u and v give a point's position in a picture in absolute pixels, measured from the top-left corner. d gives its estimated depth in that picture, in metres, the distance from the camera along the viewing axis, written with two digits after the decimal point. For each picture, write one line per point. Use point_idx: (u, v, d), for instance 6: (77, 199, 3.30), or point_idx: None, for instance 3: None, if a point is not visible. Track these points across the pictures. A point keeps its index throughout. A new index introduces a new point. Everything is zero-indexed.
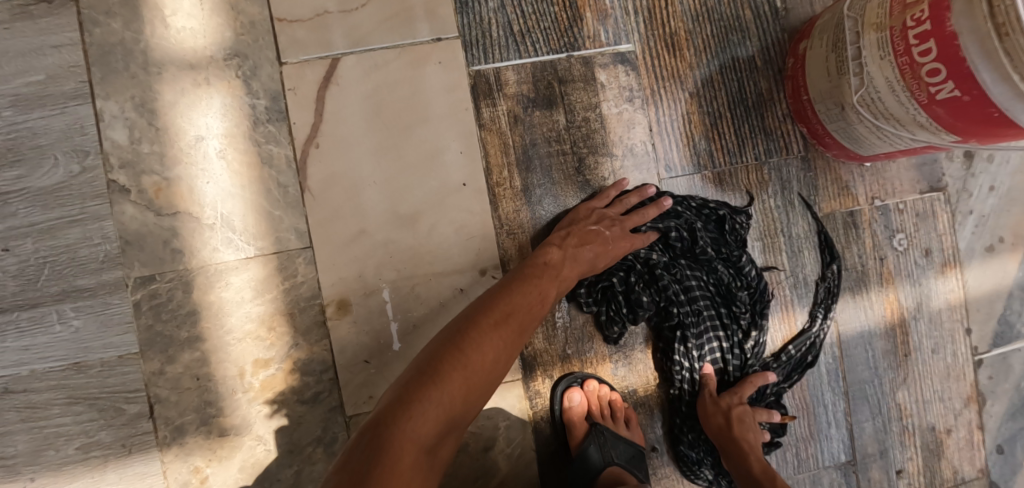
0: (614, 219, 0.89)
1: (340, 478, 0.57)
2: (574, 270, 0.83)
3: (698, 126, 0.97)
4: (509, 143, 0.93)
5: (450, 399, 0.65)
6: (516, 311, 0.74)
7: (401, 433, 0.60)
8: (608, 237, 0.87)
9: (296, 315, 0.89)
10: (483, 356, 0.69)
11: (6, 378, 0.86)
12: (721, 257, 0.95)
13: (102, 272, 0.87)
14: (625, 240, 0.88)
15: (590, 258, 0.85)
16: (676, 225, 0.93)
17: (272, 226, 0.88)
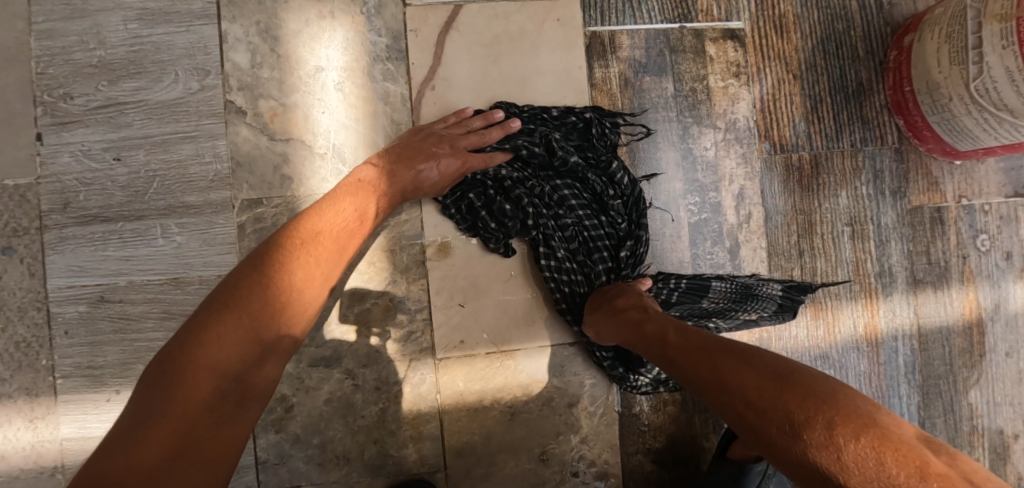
0: (452, 143, 0.85)
1: (147, 404, 0.57)
2: (402, 184, 0.82)
3: (799, 107, 0.99)
4: (618, 105, 0.94)
5: (251, 319, 0.64)
6: (326, 232, 0.74)
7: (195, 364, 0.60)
8: (440, 153, 0.83)
9: (397, 252, 0.89)
10: (292, 280, 0.69)
11: (104, 287, 0.87)
12: (590, 164, 0.91)
13: (210, 191, 0.87)
14: (457, 157, 0.85)
15: (416, 174, 0.82)
16: (526, 142, 0.89)
17: None
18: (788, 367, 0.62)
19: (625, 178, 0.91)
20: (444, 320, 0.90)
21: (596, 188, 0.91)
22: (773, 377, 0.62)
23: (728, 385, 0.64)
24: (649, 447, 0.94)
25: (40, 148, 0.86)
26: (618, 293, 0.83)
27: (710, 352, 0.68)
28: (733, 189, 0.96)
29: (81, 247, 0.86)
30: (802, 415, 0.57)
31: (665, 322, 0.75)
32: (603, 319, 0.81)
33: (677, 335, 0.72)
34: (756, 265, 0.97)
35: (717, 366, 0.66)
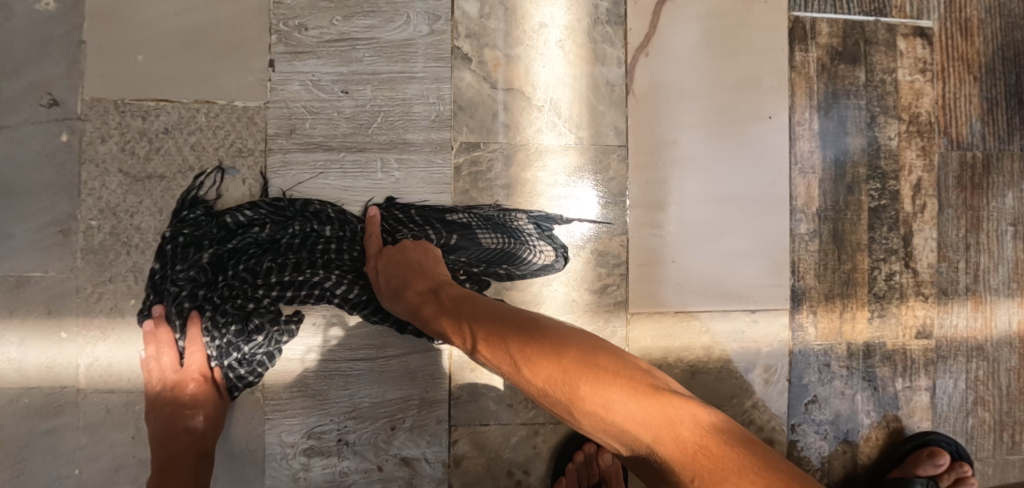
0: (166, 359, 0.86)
1: None
2: (187, 447, 0.84)
3: (976, 109, 1.03)
4: (814, 88, 0.98)
5: None
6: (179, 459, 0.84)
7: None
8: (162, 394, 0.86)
9: (602, 208, 0.92)
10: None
11: (321, 214, 0.89)
12: (196, 241, 0.87)
13: (431, 131, 0.90)
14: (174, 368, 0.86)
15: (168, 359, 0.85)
16: (177, 280, 0.87)
17: (594, 119, 0.92)
18: (560, 331, 0.70)
19: (241, 217, 0.88)
20: (639, 277, 0.93)
21: (241, 233, 0.88)
22: (555, 351, 0.68)
23: (521, 365, 0.69)
24: (815, 418, 0.97)
25: (272, 74, 0.89)
26: (395, 289, 0.82)
27: (500, 341, 0.71)
28: (911, 179, 1.01)
29: (303, 173, 0.89)
30: (574, 381, 0.66)
31: (456, 306, 0.77)
32: (399, 309, 0.82)
33: (468, 319, 0.75)
34: (925, 254, 1.01)
35: (507, 351, 0.70)
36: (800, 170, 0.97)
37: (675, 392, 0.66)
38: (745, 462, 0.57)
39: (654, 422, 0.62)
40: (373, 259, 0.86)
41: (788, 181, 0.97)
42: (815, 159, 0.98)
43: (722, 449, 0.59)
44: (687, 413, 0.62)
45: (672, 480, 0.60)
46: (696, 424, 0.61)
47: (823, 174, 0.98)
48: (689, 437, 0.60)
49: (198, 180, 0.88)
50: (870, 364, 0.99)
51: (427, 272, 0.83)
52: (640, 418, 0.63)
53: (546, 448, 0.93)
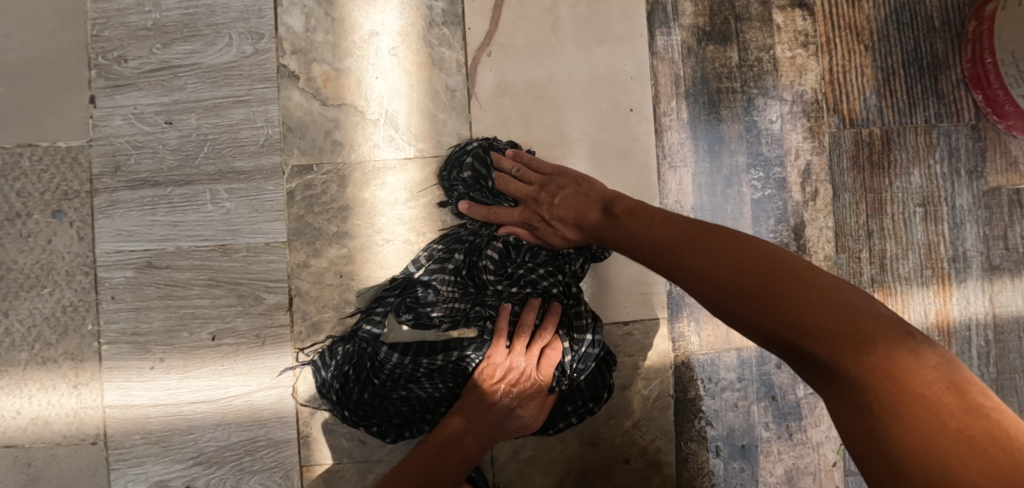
0: (490, 367, 0.82)
1: None
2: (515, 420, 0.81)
3: (871, 80, 0.94)
4: (680, 74, 0.90)
5: None
6: None
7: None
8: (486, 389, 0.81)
9: (448, 223, 0.86)
10: None
11: (151, 252, 0.85)
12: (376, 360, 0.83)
13: (261, 157, 0.85)
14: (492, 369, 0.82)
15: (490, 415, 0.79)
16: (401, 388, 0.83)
17: (434, 128, 0.86)
18: (748, 248, 0.64)
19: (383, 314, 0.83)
20: None
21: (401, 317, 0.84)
22: (735, 264, 0.63)
23: (694, 278, 0.66)
24: (704, 434, 0.89)
25: (93, 111, 0.86)
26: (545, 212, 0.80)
27: (685, 260, 0.67)
28: (799, 164, 0.91)
29: (130, 211, 0.85)
30: (756, 291, 0.60)
31: (631, 223, 0.73)
32: (576, 235, 0.79)
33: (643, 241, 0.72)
34: (822, 245, 0.92)
35: (691, 269, 0.66)
36: (669, 165, 0.89)
37: (889, 320, 0.54)
38: (951, 405, 0.47)
39: (838, 338, 0.53)
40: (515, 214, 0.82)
41: (656, 177, 0.88)
42: (684, 152, 0.89)
43: (928, 389, 0.49)
44: (886, 344, 0.51)
45: (850, 404, 0.52)
46: (894, 352, 0.51)
47: (697, 167, 0.89)
48: (879, 365, 0.51)
49: (321, 364, 0.84)
50: (764, 372, 0.90)
51: (590, 192, 0.79)
52: (816, 338, 0.54)
53: None
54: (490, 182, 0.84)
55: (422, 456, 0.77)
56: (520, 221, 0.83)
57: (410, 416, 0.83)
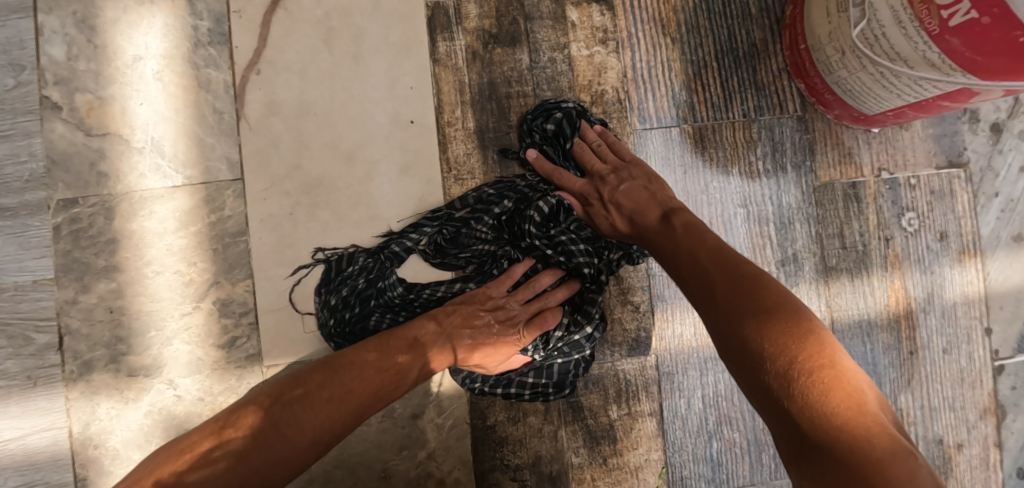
0: (488, 298, 0.79)
1: None
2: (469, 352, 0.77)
3: (679, 75, 0.87)
4: (464, 81, 0.84)
5: None
6: None
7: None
8: (481, 312, 0.78)
9: (220, 251, 0.82)
10: None
11: None
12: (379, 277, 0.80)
13: (25, 193, 0.82)
14: (490, 299, 0.79)
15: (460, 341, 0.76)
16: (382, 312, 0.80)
17: (202, 153, 0.83)
18: (769, 291, 0.60)
19: (413, 241, 0.81)
20: (272, 324, 0.82)
21: (472, 225, 0.81)
22: (750, 303, 0.60)
23: (716, 308, 0.63)
24: (508, 463, 0.84)
25: None
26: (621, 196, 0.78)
27: (688, 254, 0.69)
28: None
29: None
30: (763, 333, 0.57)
31: (667, 230, 0.73)
32: (627, 228, 0.77)
33: (663, 236, 0.72)
34: None
35: (691, 261, 0.68)
36: (454, 177, 0.83)
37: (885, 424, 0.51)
38: None
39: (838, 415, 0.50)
40: (616, 196, 0.78)
41: (441, 190, 0.83)
42: (472, 163, 0.84)
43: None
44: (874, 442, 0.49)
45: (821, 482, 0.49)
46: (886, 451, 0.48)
47: (485, 179, 0.84)
48: (867, 456, 0.48)
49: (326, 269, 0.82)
50: (571, 394, 0.85)
51: (656, 191, 0.77)
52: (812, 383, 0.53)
53: None
54: (567, 144, 0.82)
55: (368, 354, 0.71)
56: (585, 193, 0.80)
57: None
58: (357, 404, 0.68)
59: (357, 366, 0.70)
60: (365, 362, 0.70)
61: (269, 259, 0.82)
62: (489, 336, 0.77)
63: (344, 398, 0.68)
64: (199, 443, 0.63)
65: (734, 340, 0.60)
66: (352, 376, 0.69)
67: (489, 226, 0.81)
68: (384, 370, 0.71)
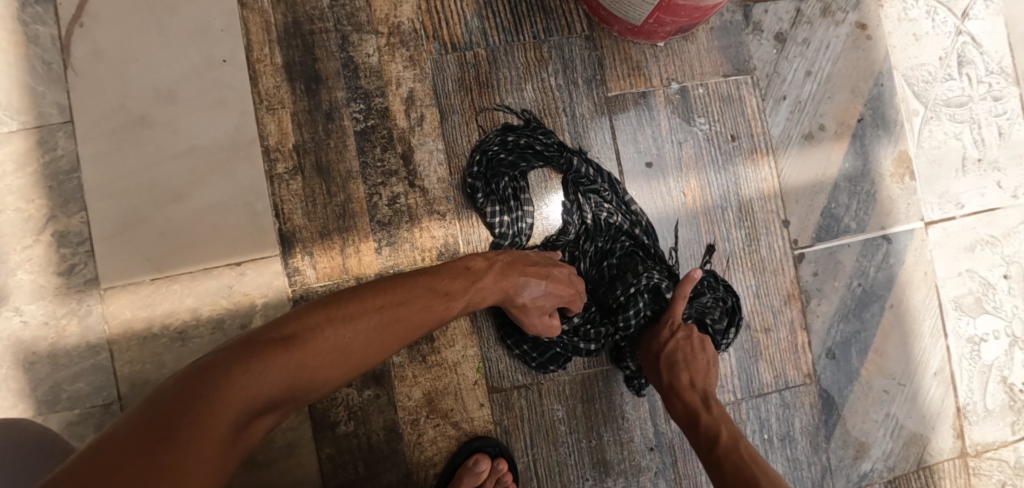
0: (541, 258, 0.89)
1: None
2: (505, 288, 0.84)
3: (470, 4, 0.96)
4: (271, 21, 0.93)
5: None
6: None
7: (232, 390, 0.60)
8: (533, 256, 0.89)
9: (55, 188, 0.90)
10: None
11: None
12: (541, 156, 0.93)
13: None
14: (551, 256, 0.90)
15: (511, 284, 0.84)
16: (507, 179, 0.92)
17: (33, 101, 0.91)
18: (753, 458, 0.78)
19: (589, 171, 0.94)
20: (105, 250, 0.90)
21: (644, 243, 0.95)
22: (743, 462, 0.78)
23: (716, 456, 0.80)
24: None
25: None
26: (689, 359, 0.88)
27: (717, 406, 0.86)
28: (401, 92, 0.94)
29: None
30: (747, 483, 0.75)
31: (691, 396, 0.86)
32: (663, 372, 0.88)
33: (680, 379, 0.87)
34: (433, 169, 0.93)
35: (726, 415, 0.85)
36: (267, 108, 0.92)
37: None
38: None
39: None
40: (704, 352, 0.90)
41: (255, 121, 0.92)
42: (282, 94, 0.92)
43: None
44: None
45: None
46: None
47: (295, 107, 0.92)
48: None
49: (508, 126, 0.94)
50: None
51: (707, 369, 0.89)
52: None
53: None
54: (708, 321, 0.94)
55: (415, 281, 0.79)
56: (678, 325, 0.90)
57: (484, 183, 0.92)
58: (404, 316, 0.75)
59: (400, 285, 0.78)
60: (415, 283, 0.79)
61: (98, 192, 0.91)
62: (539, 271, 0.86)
63: (387, 310, 0.74)
64: (297, 326, 0.68)
65: (755, 479, 0.75)
66: (389, 286, 0.77)
67: (624, 209, 0.95)
68: (429, 293, 0.79)
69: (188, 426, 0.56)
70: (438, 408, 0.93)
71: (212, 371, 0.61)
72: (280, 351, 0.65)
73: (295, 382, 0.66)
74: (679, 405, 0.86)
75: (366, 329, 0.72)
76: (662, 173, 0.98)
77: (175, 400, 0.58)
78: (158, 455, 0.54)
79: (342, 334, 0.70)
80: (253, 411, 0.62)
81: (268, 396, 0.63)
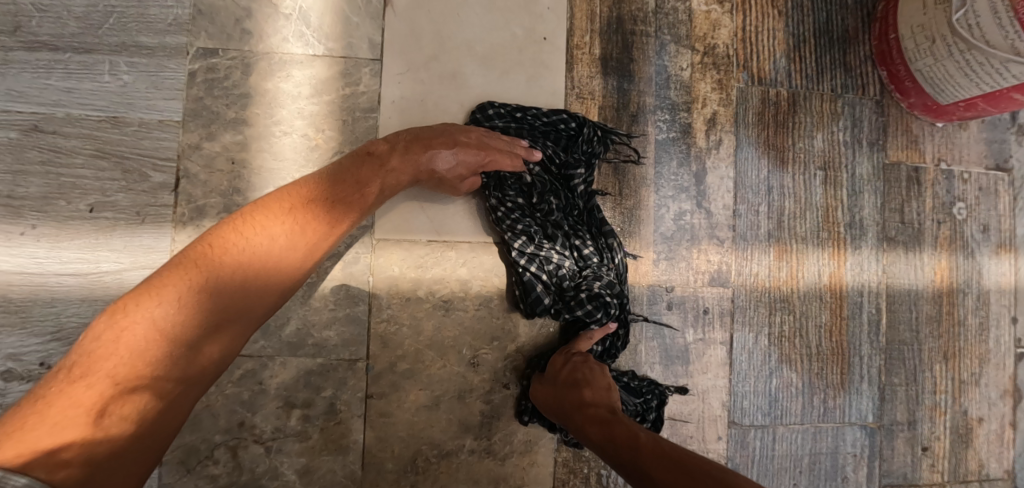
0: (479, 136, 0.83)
1: None
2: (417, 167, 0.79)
3: (781, 44, 0.97)
4: (596, 12, 0.92)
5: None
6: None
7: (139, 319, 0.59)
8: (464, 141, 0.81)
9: (349, 123, 0.86)
10: None
11: (39, 116, 0.83)
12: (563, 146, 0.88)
13: (166, 35, 0.85)
14: (482, 152, 0.81)
15: (433, 163, 0.80)
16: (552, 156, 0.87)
17: (346, 30, 0.87)
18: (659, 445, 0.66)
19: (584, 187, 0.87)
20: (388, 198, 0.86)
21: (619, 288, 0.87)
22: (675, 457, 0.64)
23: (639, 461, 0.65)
24: None
25: None
26: (586, 381, 0.78)
27: (624, 416, 0.73)
28: (705, 113, 0.94)
29: (23, 72, 0.83)
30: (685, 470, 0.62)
31: (600, 410, 0.74)
32: (569, 390, 0.77)
33: (574, 397, 0.76)
34: (721, 194, 0.93)
35: (631, 420, 0.73)
36: (577, 95, 0.91)
37: None
38: None
39: None
40: (603, 373, 0.80)
41: (564, 106, 0.90)
42: (594, 85, 0.91)
43: None
44: None
45: None
46: None
47: (604, 101, 0.91)
48: None
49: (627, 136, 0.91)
50: (656, 312, 0.91)
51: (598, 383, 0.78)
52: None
53: (274, 385, 0.83)
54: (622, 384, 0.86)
55: (320, 179, 0.73)
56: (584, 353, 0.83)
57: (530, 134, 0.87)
58: (321, 224, 0.71)
59: (291, 210, 0.70)
60: (334, 176, 0.74)
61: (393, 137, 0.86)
62: (440, 139, 0.80)
63: (292, 214, 0.69)
64: (195, 246, 0.65)
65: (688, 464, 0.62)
66: (284, 194, 0.71)
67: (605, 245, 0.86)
68: (336, 189, 0.73)
69: (95, 369, 0.57)
70: (680, 432, 0.91)
71: (123, 302, 0.60)
72: (190, 271, 0.63)
73: (230, 300, 0.64)
74: (589, 422, 0.73)
75: (280, 232, 0.68)
76: (920, 247, 1.00)
77: (90, 340, 0.58)
78: (84, 405, 0.55)
79: (252, 253, 0.66)
80: (190, 338, 0.61)
81: (191, 323, 0.61)
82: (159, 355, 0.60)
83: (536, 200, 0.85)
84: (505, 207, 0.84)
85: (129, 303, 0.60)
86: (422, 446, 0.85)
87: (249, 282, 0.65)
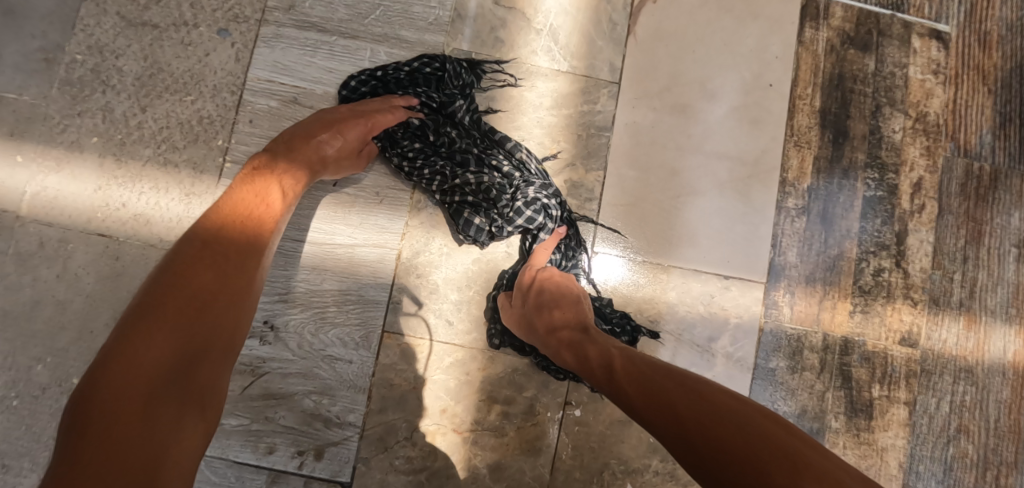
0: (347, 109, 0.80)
1: None
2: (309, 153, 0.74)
3: (989, 121, 0.99)
4: (820, 67, 0.96)
5: None
6: None
7: (109, 378, 0.49)
8: (352, 121, 0.78)
9: (583, 139, 0.90)
10: None
11: (300, 90, 0.88)
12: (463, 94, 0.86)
13: (426, 32, 0.90)
14: (367, 124, 0.79)
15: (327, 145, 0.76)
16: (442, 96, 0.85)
17: (590, 52, 0.91)
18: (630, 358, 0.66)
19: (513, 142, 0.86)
20: (611, 214, 0.89)
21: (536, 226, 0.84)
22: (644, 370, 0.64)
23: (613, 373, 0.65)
24: (777, 408, 0.90)
25: None
26: (557, 304, 0.76)
27: (598, 333, 0.73)
28: (912, 176, 0.96)
29: (291, 48, 0.88)
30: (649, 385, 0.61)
31: (568, 329, 0.74)
32: (542, 319, 0.76)
33: (544, 321, 0.76)
34: (919, 257, 0.95)
35: (609, 338, 0.72)
36: (795, 143, 0.94)
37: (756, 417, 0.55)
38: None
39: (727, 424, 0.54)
40: (578, 293, 0.78)
41: (782, 151, 0.93)
42: (812, 135, 0.94)
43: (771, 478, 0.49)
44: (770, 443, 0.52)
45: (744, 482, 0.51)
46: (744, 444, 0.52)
47: (819, 152, 0.94)
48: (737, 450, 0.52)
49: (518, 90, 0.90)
50: (845, 362, 0.92)
51: (576, 304, 0.77)
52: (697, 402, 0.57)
53: (480, 377, 0.86)
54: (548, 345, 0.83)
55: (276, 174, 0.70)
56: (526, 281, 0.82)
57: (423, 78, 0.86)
58: (261, 228, 0.65)
59: (211, 236, 0.60)
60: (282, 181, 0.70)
61: (622, 157, 0.90)
62: (331, 128, 0.77)
63: (222, 226, 0.62)
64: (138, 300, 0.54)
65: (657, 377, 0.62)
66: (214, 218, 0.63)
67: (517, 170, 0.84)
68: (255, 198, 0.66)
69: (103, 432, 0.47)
70: None
71: (88, 381, 0.49)
72: (138, 318, 0.52)
73: (187, 327, 0.54)
74: (565, 347, 0.73)
75: (213, 249, 0.59)
76: None
77: (77, 431, 0.47)
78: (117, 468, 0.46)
79: (192, 273, 0.56)
80: (180, 362, 0.52)
81: (167, 355, 0.52)
82: (150, 387, 0.50)
83: (434, 139, 0.84)
84: (405, 155, 0.83)
85: (94, 378, 0.49)
86: (611, 460, 0.86)
87: (204, 298, 0.56)
